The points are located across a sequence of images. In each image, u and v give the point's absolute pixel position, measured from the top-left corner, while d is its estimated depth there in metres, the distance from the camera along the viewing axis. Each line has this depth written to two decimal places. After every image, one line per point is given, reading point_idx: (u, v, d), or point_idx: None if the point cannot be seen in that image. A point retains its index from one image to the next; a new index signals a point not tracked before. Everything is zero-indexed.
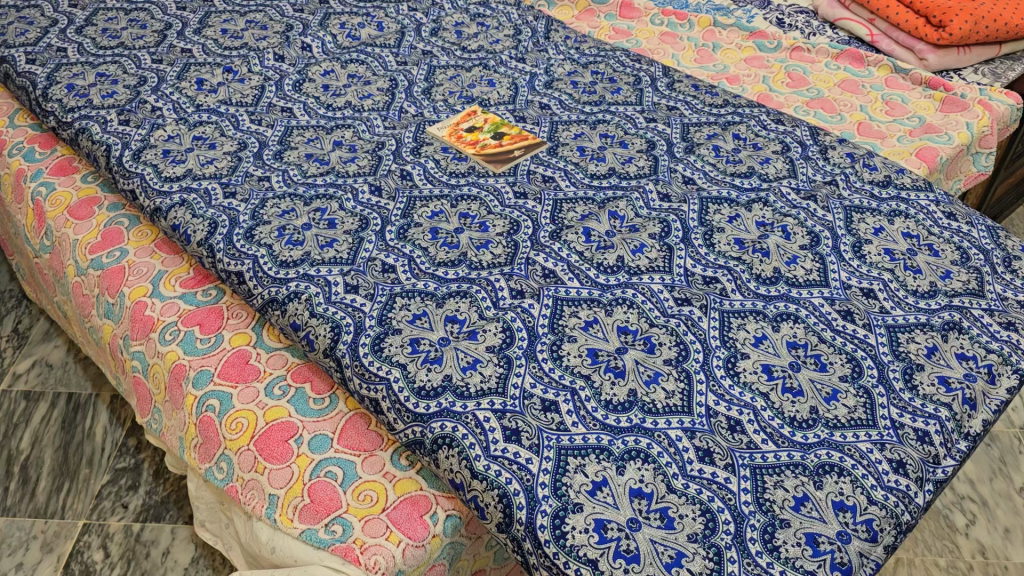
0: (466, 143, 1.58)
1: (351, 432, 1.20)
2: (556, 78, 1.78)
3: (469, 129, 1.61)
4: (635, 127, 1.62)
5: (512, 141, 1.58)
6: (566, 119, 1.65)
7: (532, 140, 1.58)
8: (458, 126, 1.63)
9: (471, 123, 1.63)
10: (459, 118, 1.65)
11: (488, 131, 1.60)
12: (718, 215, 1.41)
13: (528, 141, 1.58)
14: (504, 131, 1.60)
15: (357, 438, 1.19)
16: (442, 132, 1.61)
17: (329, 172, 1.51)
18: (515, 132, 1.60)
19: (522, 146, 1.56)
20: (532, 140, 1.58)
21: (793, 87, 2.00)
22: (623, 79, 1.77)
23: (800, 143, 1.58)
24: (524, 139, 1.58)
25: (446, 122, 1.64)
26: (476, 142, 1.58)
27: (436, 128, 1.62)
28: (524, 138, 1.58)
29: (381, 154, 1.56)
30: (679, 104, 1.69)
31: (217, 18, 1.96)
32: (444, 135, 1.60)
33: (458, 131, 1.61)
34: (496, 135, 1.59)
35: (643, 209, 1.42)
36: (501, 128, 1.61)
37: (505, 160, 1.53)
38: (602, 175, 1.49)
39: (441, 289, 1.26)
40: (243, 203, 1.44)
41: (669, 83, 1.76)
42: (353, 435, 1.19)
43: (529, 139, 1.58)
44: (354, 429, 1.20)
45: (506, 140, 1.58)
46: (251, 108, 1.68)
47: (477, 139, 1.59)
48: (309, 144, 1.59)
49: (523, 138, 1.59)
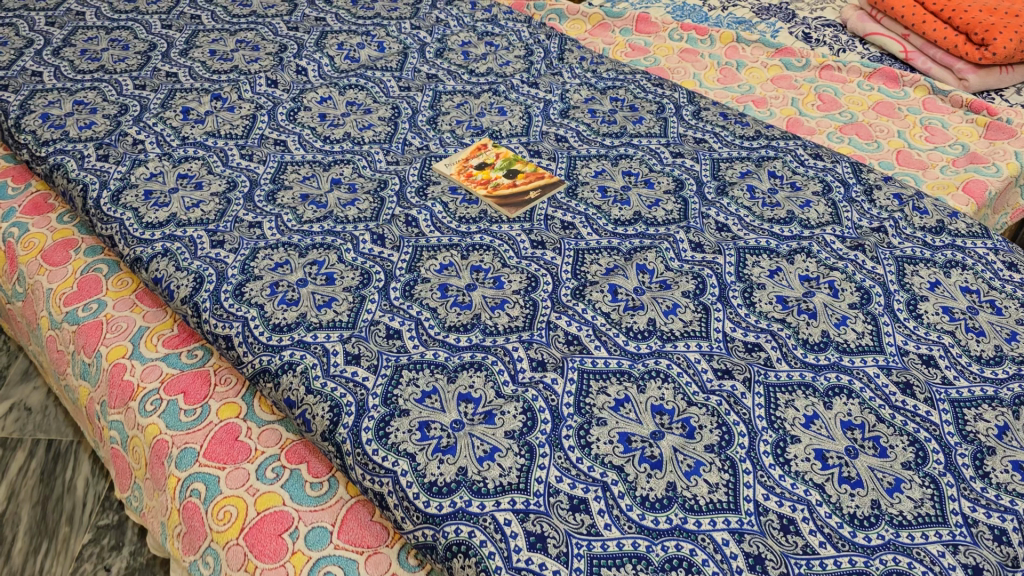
0: (477, 182, 1.44)
1: (351, 525, 1.07)
2: (572, 106, 1.64)
3: (480, 166, 1.48)
4: (661, 164, 1.48)
5: (527, 180, 1.44)
6: (585, 154, 1.51)
7: (549, 179, 1.45)
8: (468, 162, 1.49)
9: (482, 159, 1.50)
10: (468, 152, 1.51)
11: (501, 168, 1.47)
12: (757, 269, 1.28)
13: (544, 180, 1.45)
14: (519, 169, 1.47)
15: (357, 532, 1.06)
16: (450, 168, 1.48)
17: (328, 216, 1.38)
18: (530, 169, 1.47)
19: (538, 187, 1.43)
20: (549, 180, 1.45)
21: (824, 110, 1.86)
22: (645, 107, 1.62)
23: (843, 182, 1.43)
24: (540, 178, 1.45)
25: (453, 157, 1.50)
26: (488, 182, 1.44)
27: (443, 165, 1.49)
28: (540, 177, 1.45)
29: (384, 195, 1.42)
30: (706, 136, 1.55)
31: (205, 37, 1.82)
32: (451, 173, 1.47)
33: (467, 168, 1.48)
34: (509, 173, 1.46)
35: (675, 261, 1.30)
36: (514, 165, 1.48)
37: (520, 204, 1.40)
38: (626, 221, 1.37)
39: (453, 360, 1.13)
40: (232, 253, 1.31)
41: (695, 111, 1.62)
42: (351, 528, 1.06)
43: (545, 177, 1.45)
44: (354, 521, 1.07)
45: (521, 179, 1.45)
46: (242, 140, 1.54)
47: (488, 177, 1.45)
48: (304, 183, 1.45)
49: (538, 176, 1.45)
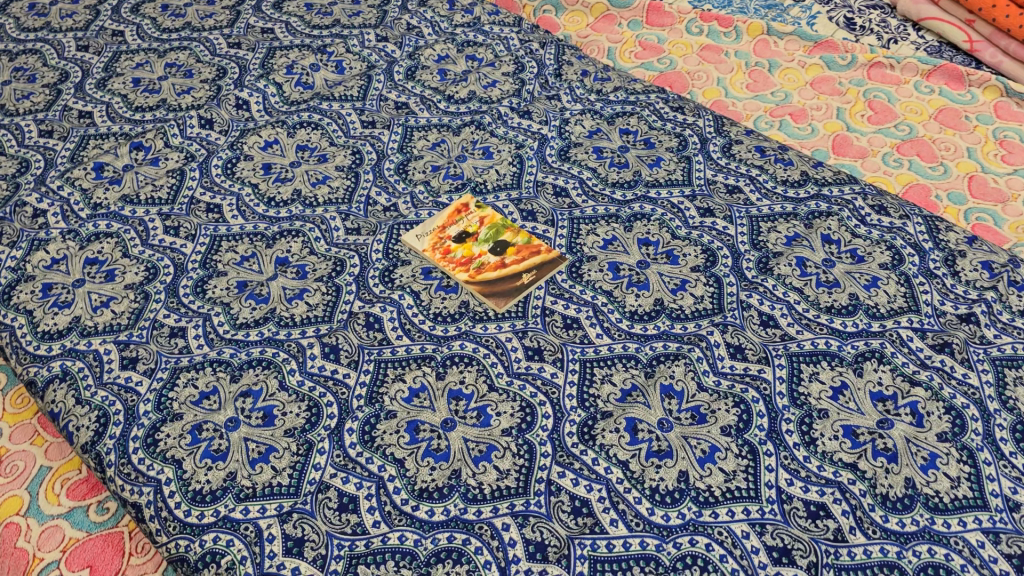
0: (455, 262, 1.15)
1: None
2: (573, 143, 1.33)
3: (460, 237, 1.18)
4: (685, 227, 1.19)
5: (519, 257, 1.15)
6: (591, 214, 1.22)
7: (547, 254, 1.15)
8: (445, 230, 1.19)
9: (462, 226, 1.20)
10: (445, 216, 1.21)
11: (486, 241, 1.17)
12: (818, 387, 0.98)
13: (540, 256, 1.15)
14: (508, 241, 1.17)
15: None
16: (422, 241, 1.18)
17: (269, 319, 1.09)
18: (522, 241, 1.17)
19: (531, 267, 1.13)
20: (546, 255, 1.15)
21: (878, 124, 1.55)
22: (662, 142, 1.32)
23: (916, 248, 1.14)
24: (534, 253, 1.15)
25: (427, 223, 1.20)
26: (469, 261, 1.14)
27: (413, 235, 1.19)
28: (535, 251, 1.16)
29: (340, 283, 1.14)
30: (740, 181, 1.25)
31: (128, 61, 1.51)
32: (423, 247, 1.17)
33: (443, 241, 1.18)
34: (496, 247, 1.16)
35: (710, 375, 1.00)
36: (503, 235, 1.18)
37: (510, 293, 1.10)
38: (646, 315, 1.07)
39: (425, 546, 0.86)
40: (146, 378, 1.03)
41: (724, 146, 1.31)
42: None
43: (541, 251, 1.15)
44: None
45: (511, 256, 1.15)
46: (166, 207, 1.25)
47: (469, 254, 1.15)
48: (242, 266, 1.17)
49: (533, 250, 1.16)
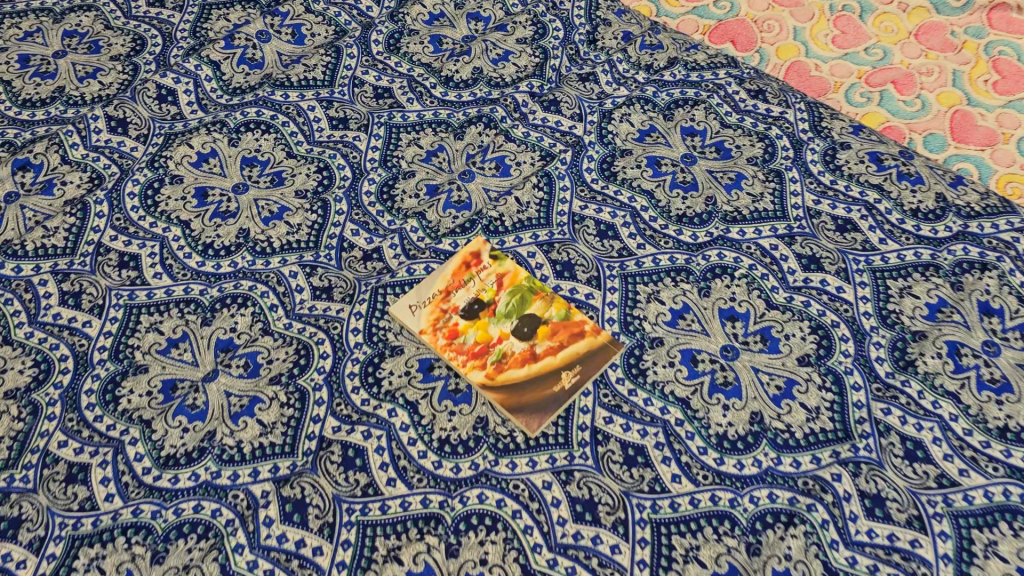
0: (466, 353, 0.81)
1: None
2: (618, 149, 0.98)
3: (471, 311, 0.84)
4: (784, 289, 0.85)
5: (554, 343, 0.81)
6: (648, 267, 0.87)
7: (594, 338, 0.82)
8: (450, 298, 0.86)
9: (472, 292, 0.86)
10: (449, 275, 0.87)
11: (508, 316, 0.84)
12: (1001, 568, 0.68)
13: (585, 342, 0.82)
14: (539, 316, 0.83)
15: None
16: (419, 315, 0.85)
17: (207, 451, 0.78)
18: (558, 315, 0.84)
19: (573, 360, 0.80)
20: (594, 339, 0.82)
21: (1008, 94, 1.18)
22: (740, 149, 0.97)
23: None
24: (576, 336, 0.82)
25: (424, 286, 0.86)
26: (485, 351, 0.81)
27: (406, 307, 0.85)
28: (577, 332, 0.82)
29: (304, 386, 0.82)
30: (856, 212, 0.91)
31: (11, 28, 1.12)
32: (421, 327, 0.84)
33: (448, 315, 0.84)
34: (523, 327, 0.83)
35: (842, 549, 0.70)
36: (532, 306, 0.84)
37: (544, 405, 0.78)
38: (739, 442, 0.76)
39: None
40: (32, 556, 0.72)
41: (825, 152, 0.97)
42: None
43: (586, 334, 0.82)
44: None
45: (543, 341, 0.82)
46: (63, 261, 0.90)
47: (485, 339, 0.82)
48: (168, 357, 0.85)
49: (575, 331, 0.82)
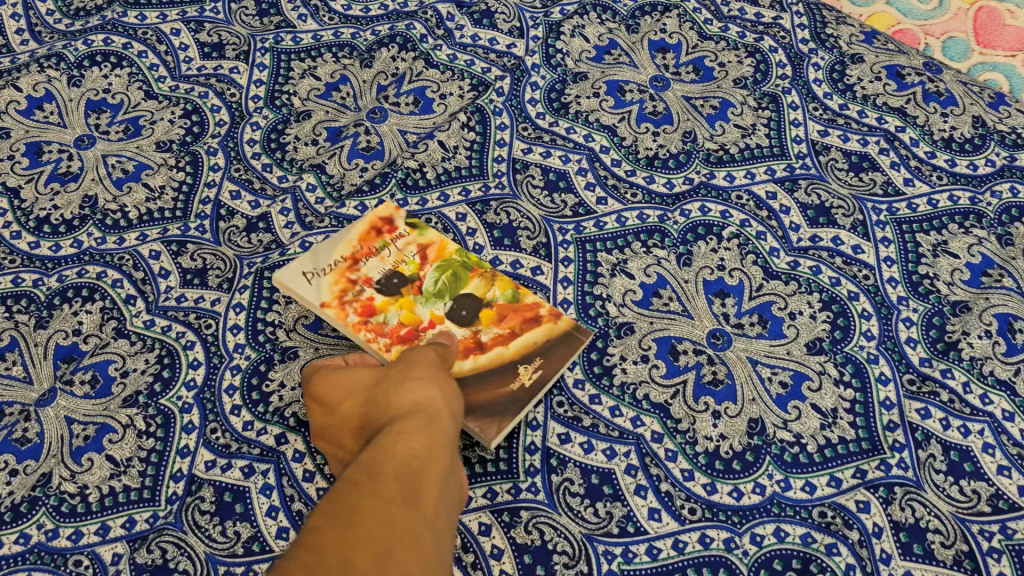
0: (390, 339, 0.60)
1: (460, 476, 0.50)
2: (570, 72, 0.77)
3: (390, 287, 0.62)
4: (787, 251, 0.67)
5: (503, 331, 0.61)
6: (611, 227, 0.68)
7: (553, 326, 0.62)
8: (359, 268, 0.63)
9: (388, 263, 0.63)
10: (354, 238, 0.64)
11: (439, 296, 0.62)
12: None
13: (541, 331, 0.61)
14: (480, 296, 0.63)
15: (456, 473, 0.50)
16: (316, 286, 0.61)
17: (39, 503, 0.59)
18: (505, 296, 0.63)
19: (528, 353, 0.60)
20: (553, 328, 0.61)
21: None
22: (723, 67, 0.77)
23: None
24: (530, 323, 0.61)
25: (322, 250, 0.63)
26: (415, 338, 0.60)
27: (297, 274, 0.61)
28: (529, 317, 0.62)
29: (169, 407, 0.63)
30: (872, 145, 0.72)
31: None
32: (321, 301, 0.61)
33: (358, 290, 0.62)
34: (463, 309, 0.62)
35: None
36: (470, 284, 0.63)
37: (498, 409, 0.57)
38: (735, 460, 0.58)
39: None
40: None
41: (831, 67, 0.77)
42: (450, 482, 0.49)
43: (543, 320, 0.62)
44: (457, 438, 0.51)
45: (488, 327, 0.61)
46: None
47: (412, 321, 0.61)
48: None
49: (529, 317, 0.62)
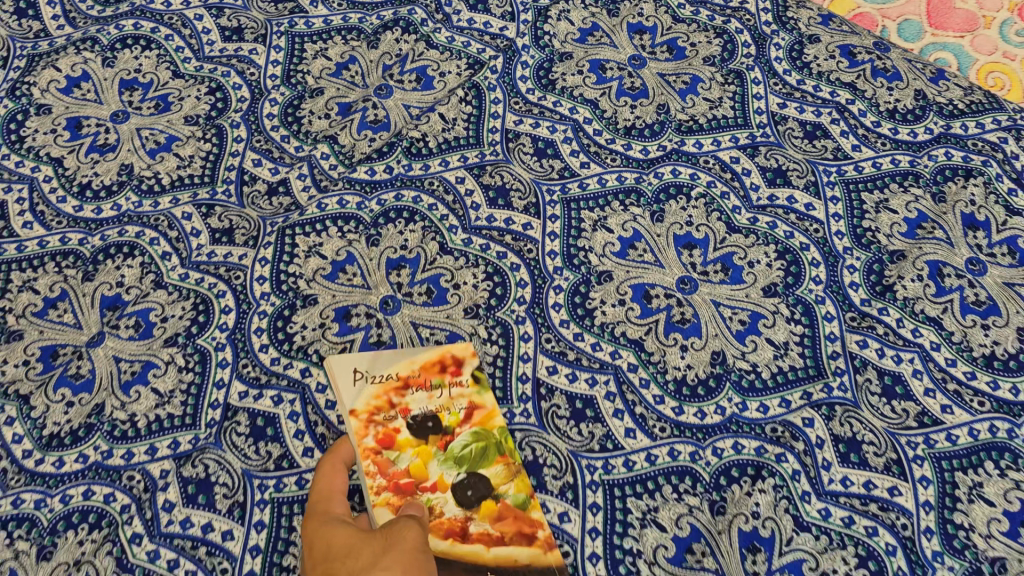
0: (388, 480, 0.60)
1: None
2: (557, 53, 0.86)
3: (416, 425, 0.63)
4: (747, 208, 0.76)
5: (493, 531, 0.59)
6: (594, 189, 0.77)
7: (542, 552, 0.58)
8: (403, 393, 0.65)
9: (427, 404, 0.64)
10: (417, 361, 0.66)
11: (457, 457, 0.62)
12: (987, 513, 0.62)
13: (529, 553, 0.58)
14: (491, 484, 0.61)
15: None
16: (360, 394, 0.64)
17: (95, 428, 0.68)
18: (514, 498, 0.61)
19: (501, 567, 0.57)
20: (539, 555, 0.58)
21: None
22: (695, 47, 0.86)
23: None
24: (521, 538, 0.59)
25: (384, 360, 0.66)
26: (410, 487, 0.60)
27: (349, 370, 0.65)
28: (525, 533, 0.59)
29: (204, 347, 0.71)
30: (825, 116, 0.81)
31: None
32: (354, 406, 0.64)
33: (392, 415, 0.64)
34: (466, 479, 0.61)
35: (816, 501, 0.62)
36: (490, 469, 0.62)
37: (448, 573, 0.57)
38: (699, 386, 0.67)
39: None
40: None
41: (791, 47, 0.86)
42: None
43: (536, 545, 0.59)
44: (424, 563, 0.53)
45: (482, 520, 0.59)
46: None
47: (419, 474, 0.61)
48: (46, 321, 0.73)
49: (524, 537, 0.59)
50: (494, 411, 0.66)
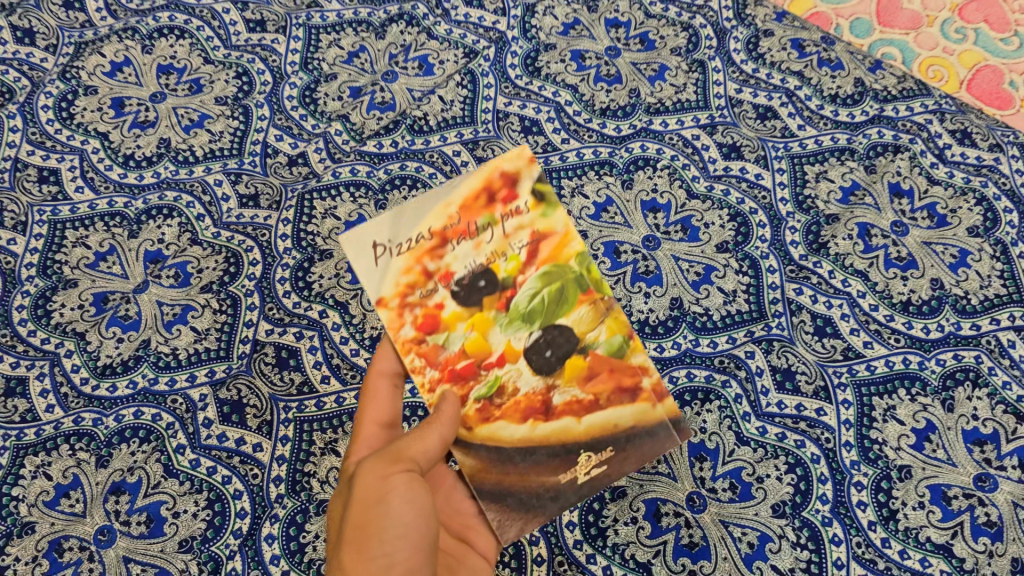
0: (441, 368, 0.67)
1: (401, 533, 0.58)
2: (542, 43, 0.97)
3: (466, 290, 0.67)
4: (705, 178, 0.88)
5: (585, 397, 0.67)
6: (573, 161, 0.89)
7: (646, 407, 0.68)
8: (442, 254, 0.67)
9: (478, 270, 0.67)
10: (458, 207, 0.68)
11: (523, 314, 0.67)
12: (897, 429, 0.73)
13: (632, 411, 0.68)
14: (577, 338, 0.68)
15: (415, 532, 0.59)
16: (388, 270, 0.66)
17: (142, 359, 0.79)
18: (606, 344, 0.68)
19: (596, 434, 0.67)
20: (645, 411, 0.68)
21: None
22: (664, 39, 0.97)
23: (1013, 197, 0.85)
24: (621, 395, 0.68)
25: (405, 222, 0.67)
26: (472, 367, 0.67)
27: (368, 244, 0.67)
28: (619, 386, 0.68)
29: (235, 293, 0.83)
30: (776, 99, 0.93)
31: None
32: (383, 293, 0.66)
33: (435, 288, 0.67)
34: (545, 340, 0.67)
35: (754, 419, 0.74)
36: (569, 316, 0.68)
37: (536, 455, 0.66)
38: (659, 326, 0.79)
39: None
40: None
41: (749, 40, 0.97)
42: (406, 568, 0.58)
43: (630, 408, 0.68)
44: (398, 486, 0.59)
45: (569, 386, 0.67)
46: None
47: (483, 346, 0.67)
48: (98, 270, 0.84)
49: (620, 401, 0.68)
50: (564, 233, 0.69)
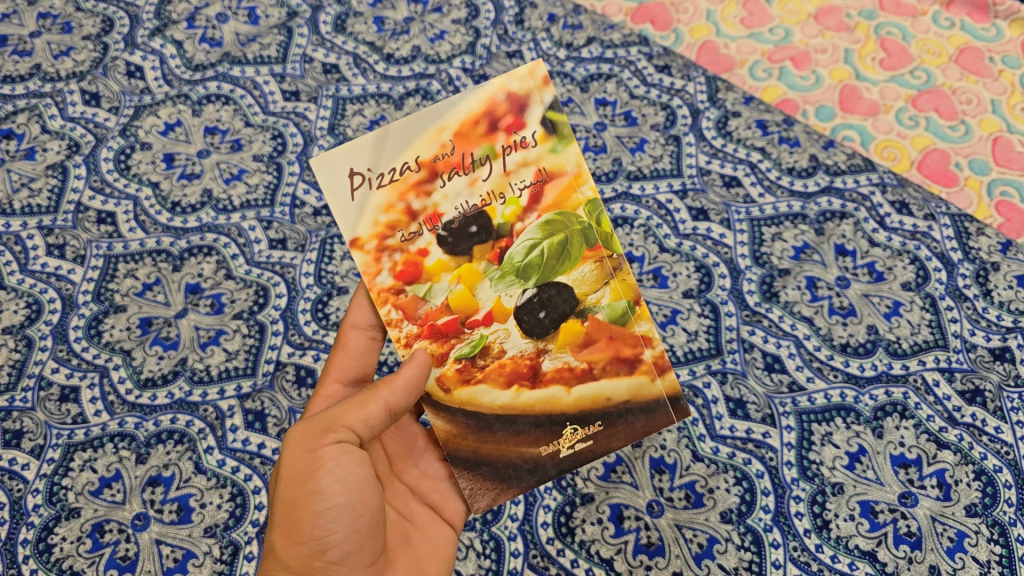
0: (420, 324, 0.70)
1: (334, 512, 0.65)
2: None
3: (453, 234, 0.69)
4: (675, 235, 1.01)
5: (578, 366, 0.72)
6: None
7: (645, 381, 0.73)
8: (429, 192, 0.69)
9: (467, 210, 0.69)
10: (450, 139, 0.68)
11: (517, 269, 0.70)
12: (833, 452, 0.85)
13: (628, 385, 0.72)
14: (576, 300, 0.71)
15: (347, 503, 0.65)
16: (368, 205, 0.68)
17: (180, 374, 0.92)
18: (608, 309, 0.71)
19: (582, 403, 0.72)
20: (643, 386, 0.73)
21: (891, 70, 1.15)
22: (645, 117, 1.12)
23: (943, 259, 0.98)
24: (619, 367, 0.72)
25: (389, 151, 0.67)
26: (452, 325, 0.70)
27: (346, 171, 0.67)
28: (615, 355, 0.72)
29: (263, 320, 0.95)
30: (740, 170, 1.06)
31: None
32: (361, 235, 0.68)
33: (418, 232, 0.69)
34: (541, 300, 0.70)
35: (708, 439, 0.86)
36: (575, 276, 0.70)
37: (518, 423, 0.72)
38: None
39: None
40: (34, 460, 0.86)
41: (719, 120, 1.11)
42: (341, 543, 0.66)
43: (622, 378, 0.72)
44: (330, 463, 0.65)
45: (559, 352, 0.71)
46: (47, 218, 1.03)
47: (468, 300, 0.70)
48: (144, 298, 0.97)
49: (616, 368, 0.72)
50: (574, 174, 0.70)
